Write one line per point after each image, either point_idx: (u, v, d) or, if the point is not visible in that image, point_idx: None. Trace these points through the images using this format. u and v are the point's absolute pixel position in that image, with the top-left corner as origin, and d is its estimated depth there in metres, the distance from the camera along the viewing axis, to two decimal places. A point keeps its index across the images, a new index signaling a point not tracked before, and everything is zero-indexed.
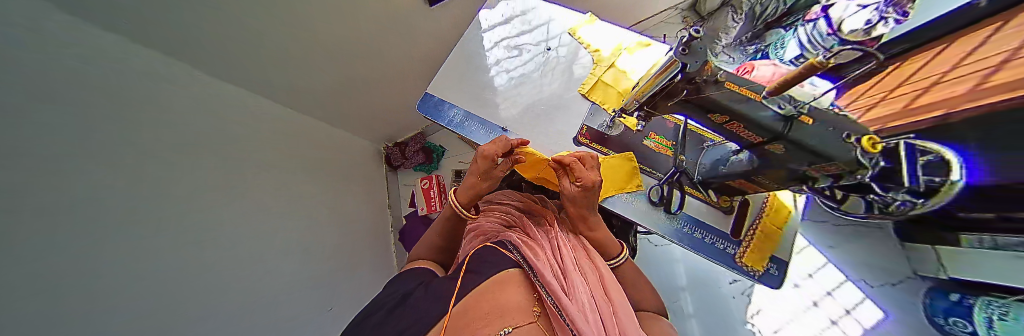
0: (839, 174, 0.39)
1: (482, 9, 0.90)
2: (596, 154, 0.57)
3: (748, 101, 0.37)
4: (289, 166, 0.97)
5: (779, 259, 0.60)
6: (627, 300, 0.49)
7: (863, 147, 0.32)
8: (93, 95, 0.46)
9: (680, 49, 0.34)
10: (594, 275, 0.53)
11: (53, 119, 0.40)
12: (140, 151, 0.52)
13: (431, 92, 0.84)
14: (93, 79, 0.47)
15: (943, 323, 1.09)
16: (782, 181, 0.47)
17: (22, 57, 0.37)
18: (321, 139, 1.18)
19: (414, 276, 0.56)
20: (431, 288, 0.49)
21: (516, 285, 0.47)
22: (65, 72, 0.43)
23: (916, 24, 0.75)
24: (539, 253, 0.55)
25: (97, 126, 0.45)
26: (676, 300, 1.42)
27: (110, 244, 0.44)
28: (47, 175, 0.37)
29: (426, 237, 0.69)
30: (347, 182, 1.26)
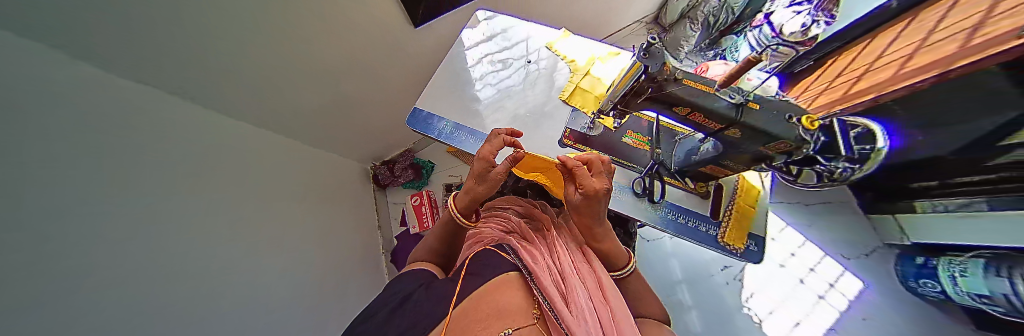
0: (789, 151, 0.45)
1: (464, 29, 0.96)
2: (604, 159, 0.57)
3: (705, 95, 0.43)
4: (276, 190, 0.93)
5: (756, 236, 0.65)
6: (625, 303, 0.50)
7: (802, 125, 0.41)
8: (76, 120, 0.44)
9: (641, 54, 0.39)
10: (593, 280, 0.54)
11: (50, 145, 0.38)
12: (127, 177, 0.50)
13: (420, 106, 0.86)
14: (73, 100, 0.45)
15: (915, 285, 1.27)
16: (745, 163, 0.53)
17: (11, 80, 0.36)
18: (305, 161, 1.15)
19: (415, 276, 0.56)
20: (432, 291, 0.49)
21: (517, 289, 0.48)
22: (49, 94, 0.42)
23: (843, 25, 0.95)
24: (537, 258, 0.57)
25: (84, 151, 0.44)
26: (675, 294, 1.44)
27: (103, 274, 0.41)
28: (46, 203, 0.36)
29: (426, 240, 0.69)
30: (334, 204, 1.22)
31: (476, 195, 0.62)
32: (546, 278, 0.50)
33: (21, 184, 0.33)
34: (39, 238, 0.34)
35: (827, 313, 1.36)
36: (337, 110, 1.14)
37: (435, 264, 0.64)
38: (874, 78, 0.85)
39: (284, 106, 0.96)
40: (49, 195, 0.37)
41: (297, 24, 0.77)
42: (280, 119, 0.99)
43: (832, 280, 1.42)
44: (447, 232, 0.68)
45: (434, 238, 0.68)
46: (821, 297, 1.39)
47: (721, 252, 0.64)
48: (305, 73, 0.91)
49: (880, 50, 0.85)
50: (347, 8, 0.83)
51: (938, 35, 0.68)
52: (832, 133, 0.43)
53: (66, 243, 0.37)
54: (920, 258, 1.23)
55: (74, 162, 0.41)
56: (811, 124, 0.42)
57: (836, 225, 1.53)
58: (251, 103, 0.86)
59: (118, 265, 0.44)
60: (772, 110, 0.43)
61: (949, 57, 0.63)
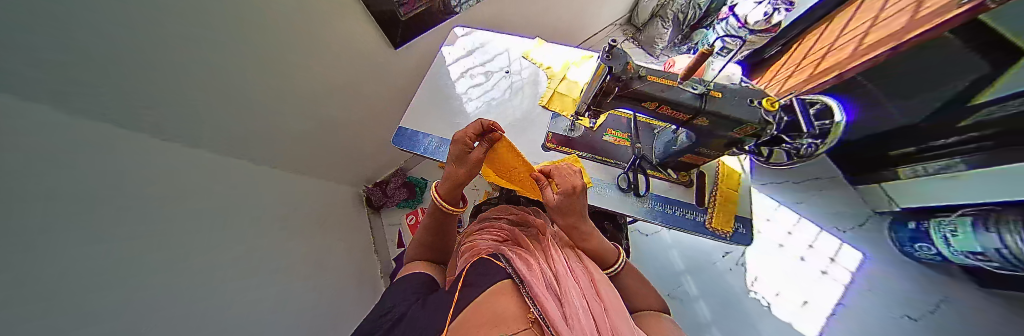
0: (756, 133, 0.47)
1: (443, 46, 0.99)
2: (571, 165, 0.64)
3: (669, 88, 0.45)
4: (284, 220, 0.93)
5: (743, 218, 0.67)
6: (620, 301, 0.50)
7: (764, 106, 0.45)
8: (125, 164, 0.46)
9: (605, 56, 0.42)
10: (586, 279, 0.54)
11: (101, 188, 0.40)
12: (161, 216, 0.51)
13: (405, 125, 0.86)
14: (124, 147, 0.47)
15: (912, 250, 1.30)
16: (719, 148, 0.55)
17: (68, 129, 0.38)
18: (310, 188, 1.14)
19: (409, 286, 0.55)
20: (426, 306, 0.48)
21: (510, 296, 0.46)
22: (104, 142, 0.43)
23: (801, 13, 1.16)
24: (531, 264, 0.56)
25: (129, 194, 0.45)
26: (680, 286, 1.42)
27: (150, 311, 0.42)
28: (94, 244, 0.37)
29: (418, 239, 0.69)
30: (332, 231, 1.19)
31: (455, 179, 0.62)
32: (539, 284, 0.49)
33: (78, 225, 0.35)
34: (87, 278, 0.34)
35: (831, 288, 1.36)
36: (324, 136, 1.14)
37: (431, 269, 0.64)
38: (833, 59, 1.05)
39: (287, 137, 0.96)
40: (104, 233, 0.39)
41: (298, 60, 0.83)
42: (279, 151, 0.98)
43: (832, 255, 1.43)
44: (439, 229, 0.68)
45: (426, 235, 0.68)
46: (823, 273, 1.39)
47: (711, 238, 0.65)
48: (298, 101, 0.93)
49: (834, 34, 1.06)
50: (328, 37, 0.86)
51: (885, 20, 0.87)
52: (792, 112, 0.46)
53: (114, 281, 0.38)
54: (912, 222, 1.25)
55: (119, 203, 0.43)
56: (773, 106, 0.45)
57: (828, 199, 1.55)
58: (263, 138, 0.87)
59: (160, 301, 0.44)
60: (734, 97, 0.46)
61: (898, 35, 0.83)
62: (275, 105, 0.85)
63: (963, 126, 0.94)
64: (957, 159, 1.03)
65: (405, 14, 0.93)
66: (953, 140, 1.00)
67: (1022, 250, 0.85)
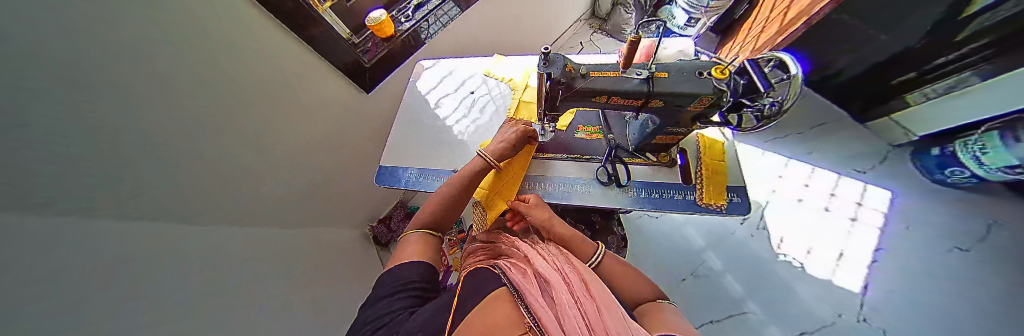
0: (713, 103, 0.45)
1: (410, 80, 1.03)
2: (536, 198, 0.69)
3: (613, 80, 0.45)
4: (290, 278, 0.92)
5: (737, 189, 0.64)
6: (612, 296, 0.47)
7: (713, 77, 0.43)
8: (110, 259, 0.46)
9: (542, 62, 0.43)
10: (577, 275, 0.51)
11: (77, 287, 0.40)
12: (152, 300, 0.51)
13: (385, 162, 0.88)
14: (107, 239, 0.47)
15: (945, 178, 1.21)
16: (685, 125, 0.54)
17: (51, 233, 0.39)
18: (313, 240, 1.15)
19: (403, 281, 0.47)
20: (420, 313, 0.41)
21: (505, 307, 0.42)
22: (85, 238, 0.44)
23: None
24: (524, 272, 0.53)
25: (113, 287, 0.45)
26: (703, 263, 1.35)
27: None
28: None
29: (425, 208, 0.63)
30: (343, 278, 1.18)
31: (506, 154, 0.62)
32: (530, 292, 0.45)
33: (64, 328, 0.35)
34: None
35: (865, 234, 1.27)
36: (320, 187, 1.17)
37: (431, 248, 0.57)
38: (800, 6, 1.02)
39: (277, 195, 0.97)
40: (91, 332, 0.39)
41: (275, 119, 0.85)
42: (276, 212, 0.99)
43: (857, 200, 1.34)
44: (459, 201, 0.65)
45: (439, 203, 0.62)
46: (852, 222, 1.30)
47: (709, 214, 0.63)
48: (282, 160, 0.95)
49: None
50: (299, 97, 0.90)
51: None
52: (745, 74, 0.44)
53: None
54: (935, 148, 1.18)
55: (99, 299, 0.42)
56: (722, 74, 0.44)
57: (838, 141, 1.47)
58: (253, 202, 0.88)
59: None
60: (681, 73, 0.45)
61: None
62: (266, 169, 0.90)
63: (962, 41, 0.92)
64: (965, 74, 0.99)
65: (369, 60, 1.00)
66: (955, 55, 0.97)
67: None
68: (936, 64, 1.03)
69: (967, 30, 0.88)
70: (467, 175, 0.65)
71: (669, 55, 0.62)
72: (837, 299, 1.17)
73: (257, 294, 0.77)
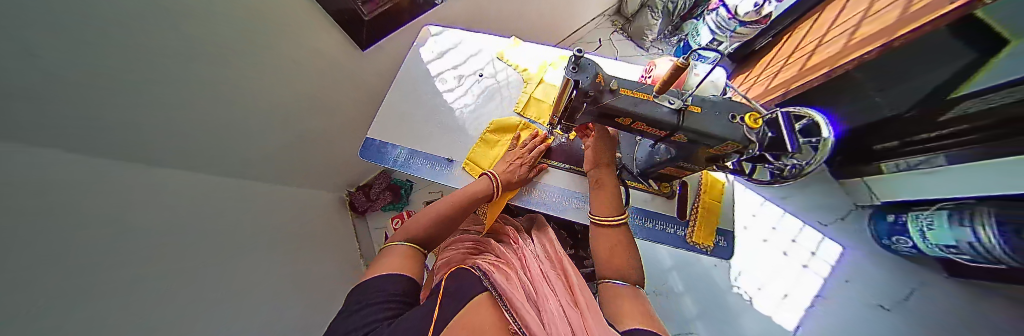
0: (738, 151, 0.43)
1: (416, 46, 0.93)
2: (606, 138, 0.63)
3: (643, 103, 0.41)
4: (268, 236, 0.86)
5: (727, 231, 0.65)
6: (589, 289, 0.51)
7: (746, 124, 0.40)
8: (63, 205, 0.38)
9: (572, 68, 0.38)
10: (560, 285, 0.54)
11: (42, 237, 0.34)
12: (123, 255, 0.44)
13: (373, 135, 0.80)
14: (50, 182, 0.38)
15: (888, 242, 1.31)
16: (700, 164, 0.51)
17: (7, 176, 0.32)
18: (289, 201, 1.05)
19: (386, 286, 0.45)
20: (401, 318, 0.39)
21: (491, 309, 0.42)
22: (34, 178, 0.36)
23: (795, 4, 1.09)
24: (509, 279, 0.53)
25: (78, 238, 0.39)
26: (666, 282, 1.42)
27: None
28: (56, 300, 0.32)
29: (415, 223, 0.61)
30: (321, 241, 1.12)
31: (514, 177, 0.64)
32: (518, 301, 0.46)
33: (36, 281, 0.30)
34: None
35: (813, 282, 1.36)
36: (305, 143, 1.06)
37: (416, 264, 0.55)
38: (823, 53, 0.98)
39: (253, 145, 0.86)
40: (63, 288, 0.33)
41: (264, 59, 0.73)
42: (248, 166, 0.88)
43: (813, 248, 1.43)
44: (458, 215, 0.64)
45: (429, 223, 0.61)
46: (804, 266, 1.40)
47: (692, 251, 0.64)
48: (265, 108, 0.83)
49: (824, 29, 1.00)
50: (292, 51, 0.79)
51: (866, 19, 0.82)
52: (775, 127, 0.41)
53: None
54: (890, 216, 1.26)
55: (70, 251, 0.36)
56: (755, 122, 0.40)
57: (813, 192, 1.54)
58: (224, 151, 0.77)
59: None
60: (714, 112, 0.41)
61: (874, 37, 0.78)
62: (249, 120, 0.81)
63: (943, 122, 0.93)
64: (939, 153, 0.99)
65: (369, 13, 0.86)
66: (937, 135, 0.97)
67: (991, 242, 0.85)
68: (912, 141, 1.07)
69: (953, 112, 0.89)
70: (464, 195, 0.63)
71: (705, 88, 0.57)
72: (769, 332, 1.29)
73: (235, 251, 0.71)
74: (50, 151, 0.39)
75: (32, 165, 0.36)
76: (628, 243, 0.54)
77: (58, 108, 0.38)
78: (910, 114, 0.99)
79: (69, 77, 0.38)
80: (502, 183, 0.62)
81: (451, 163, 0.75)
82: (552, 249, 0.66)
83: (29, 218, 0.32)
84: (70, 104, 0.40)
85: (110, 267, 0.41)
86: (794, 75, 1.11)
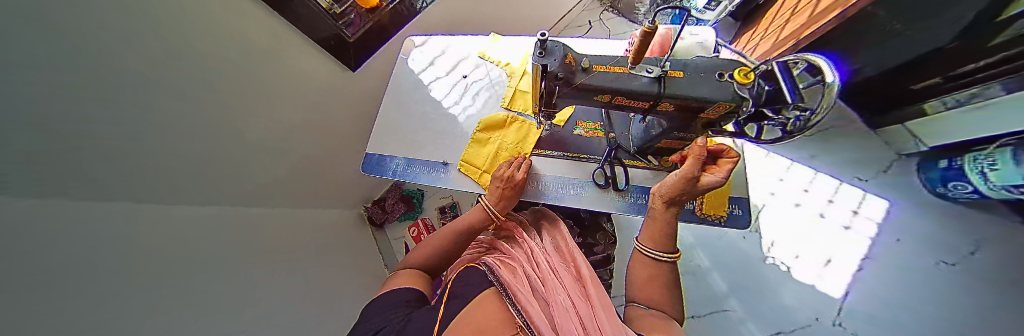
0: (731, 111, 0.40)
1: (402, 57, 0.95)
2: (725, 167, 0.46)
3: (620, 76, 0.39)
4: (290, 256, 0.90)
5: (739, 199, 0.61)
6: (604, 292, 0.49)
7: (737, 81, 0.37)
8: (80, 242, 0.40)
9: (539, 52, 0.37)
10: (570, 277, 0.53)
11: (61, 268, 0.35)
12: (147, 283, 0.47)
13: (371, 150, 0.82)
14: (64, 221, 0.40)
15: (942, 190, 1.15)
16: (695, 131, 0.49)
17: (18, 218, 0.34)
18: (308, 222, 1.10)
19: (393, 297, 0.47)
20: (408, 323, 0.40)
21: (496, 303, 0.42)
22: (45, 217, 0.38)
23: None
24: (514, 272, 0.53)
25: (102, 270, 0.41)
26: (692, 260, 1.34)
27: None
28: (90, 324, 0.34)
29: (419, 250, 0.61)
30: (344, 256, 1.17)
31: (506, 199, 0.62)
32: (523, 292, 0.46)
33: (61, 307, 0.32)
34: None
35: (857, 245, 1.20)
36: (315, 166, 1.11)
37: (423, 282, 0.55)
38: None
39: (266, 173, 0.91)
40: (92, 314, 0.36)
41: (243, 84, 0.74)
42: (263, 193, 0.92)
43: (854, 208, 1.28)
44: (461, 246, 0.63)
45: (433, 249, 0.61)
46: (846, 231, 1.25)
47: (704, 224, 0.61)
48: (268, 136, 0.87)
49: None
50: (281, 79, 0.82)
51: None
52: (773, 80, 0.38)
53: None
54: (942, 161, 1.10)
55: (93, 282, 0.39)
56: (747, 78, 0.37)
57: (847, 146, 1.39)
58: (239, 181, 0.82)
59: None
60: (699, 72, 0.39)
61: None
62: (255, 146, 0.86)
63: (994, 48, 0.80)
64: (991, 83, 0.88)
65: (352, 34, 0.93)
66: (981, 65, 0.86)
67: None
68: (950, 76, 0.95)
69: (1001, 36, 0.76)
70: (463, 224, 0.63)
71: (687, 48, 0.54)
72: (815, 301, 1.17)
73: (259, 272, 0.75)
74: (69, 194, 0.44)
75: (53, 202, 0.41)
76: (666, 280, 0.48)
77: (59, 149, 0.41)
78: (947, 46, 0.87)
79: (64, 126, 0.40)
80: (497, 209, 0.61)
81: (446, 166, 0.76)
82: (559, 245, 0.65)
83: (50, 253, 0.36)
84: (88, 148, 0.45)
85: (136, 295, 0.44)
86: (802, 24, 1.03)
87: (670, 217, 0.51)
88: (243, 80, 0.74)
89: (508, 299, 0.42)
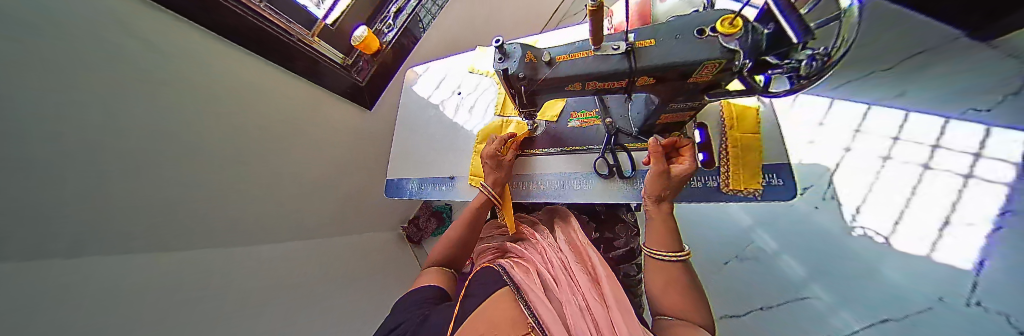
0: (723, 69, 0.35)
1: (407, 87, 1.03)
2: (691, 160, 0.48)
3: (584, 60, 0.37)
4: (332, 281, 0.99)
5: (778, 166, 0.52)
6: (626, 298, 0.44)
7: (721, 33, 0.32)
8: None
9: (499, 58, 0.39)
10: (588, 281, 0.49)
11: None
12: None
13: (391, 176, 0.90)
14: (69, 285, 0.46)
15: None
16: (699, 96, 0.43)
17: None
18: (353, 247, 1.22)
19: (416, 298, 0.47)
20: (427, 320, 0.39)
21: (511, 301, 0.38)
22: None
23: None
24: (528, 272, 0.50)
25: None
26: (749, 245, 1.05)
27: None
28: None
29: (438, 246, 0.62)
30: (385, 274, 1.25)
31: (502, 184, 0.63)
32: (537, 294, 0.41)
33: None
34: None
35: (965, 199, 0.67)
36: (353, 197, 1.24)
37: (449, 282, 0.56)
38: None
39: None
40: None
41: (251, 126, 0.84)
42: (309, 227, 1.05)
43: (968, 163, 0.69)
44: (471, 241, 0.62)
45: (448, 248, 0.60)
46: (919, 178, 0.77)
47: (734, 201, 0.53)
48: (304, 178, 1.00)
49: None
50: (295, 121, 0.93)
51: None
52: (770, 22, 0.33)
53: None
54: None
55: None
56: (732, 27, 0.31)
57: None
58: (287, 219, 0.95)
59: None
60: (675, 34, 0.35)
61: None
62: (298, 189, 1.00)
63: None
64: None
65: (363, 78, 1.07)
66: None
67: None
68: None
69: None
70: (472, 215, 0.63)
71: (665, 10, 0.51)
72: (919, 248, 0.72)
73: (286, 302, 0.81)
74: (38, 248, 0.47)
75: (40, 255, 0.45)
76: (687, 284, 0.44)
77: None
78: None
79: None
80: (491, 189, 0.62)
81: (453, 180, 0.79)
82: (581, 244, 0.60)
83: None
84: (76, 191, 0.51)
85: None
86: None
87: (666, 213, 0.53)
88: (253, 126, 0.84)
89: (522, 300, 0.38)
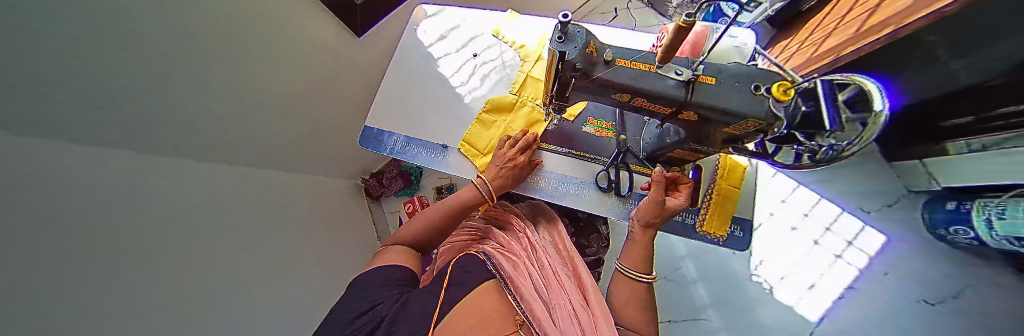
0: (758, 130, 0.37)
1: (415, 25, 0.88)
2: (683, 197, 0.52)
3: (643, 75, 0.35)
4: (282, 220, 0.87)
5: (744, 220, 0.59)
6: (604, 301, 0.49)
7: (773, 97, 0.33)
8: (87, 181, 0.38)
9: (557, 37, 0.33)
10: (570, 282, 0.53)
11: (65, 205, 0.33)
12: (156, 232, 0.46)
13: (370, 123, 0.78)
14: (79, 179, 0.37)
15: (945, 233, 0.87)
16: (715, 145, 0.45)
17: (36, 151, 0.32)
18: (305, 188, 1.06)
19: (380, 276, 0.43)
20: (407, 305, 0.37)
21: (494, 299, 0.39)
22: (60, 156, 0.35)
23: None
24: (514, 265, 0.51)
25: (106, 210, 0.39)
26: (677, 269, 1.16)
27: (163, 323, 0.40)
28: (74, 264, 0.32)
29: (413, 224, 0.57)
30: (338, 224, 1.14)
31: (507, 183, 0.59)
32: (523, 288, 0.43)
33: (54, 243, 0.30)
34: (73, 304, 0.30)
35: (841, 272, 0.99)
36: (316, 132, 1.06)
37: (414, 263, 0.53)
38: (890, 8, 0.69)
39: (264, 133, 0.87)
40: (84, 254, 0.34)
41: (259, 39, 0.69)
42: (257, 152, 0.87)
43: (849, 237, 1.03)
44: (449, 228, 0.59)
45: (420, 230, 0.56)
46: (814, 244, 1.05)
47: (701, 241, 0.60)
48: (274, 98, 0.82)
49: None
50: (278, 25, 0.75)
51: None
52: (812, 100, 0.33)
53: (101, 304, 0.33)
54: (950, 202, 0.82)
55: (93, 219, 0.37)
56: (784, 94, 0.33)
57: None
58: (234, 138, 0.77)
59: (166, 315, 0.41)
60: (735, 80, 0.34)
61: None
62: (272, 112, 0.84)
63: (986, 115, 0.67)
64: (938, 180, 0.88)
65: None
66: (997, 83, 0.59)
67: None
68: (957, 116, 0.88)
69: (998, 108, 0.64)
70: (456, 204, 0.58)
71: (723, 52, 0.51)
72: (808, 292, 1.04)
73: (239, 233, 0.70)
74: (117, 177, 0.42)
75: (94, 189, 0.38)
76: (644, 301, 0.50)
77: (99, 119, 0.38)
78: (927, 36, 0.62)
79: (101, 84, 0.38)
80: (496, 189, 0.58)
81: (446, 150, 0.73)
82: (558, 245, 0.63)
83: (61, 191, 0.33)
84: (123, 112, 0.43)
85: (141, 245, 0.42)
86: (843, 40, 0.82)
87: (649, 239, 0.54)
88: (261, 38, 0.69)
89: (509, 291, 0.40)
